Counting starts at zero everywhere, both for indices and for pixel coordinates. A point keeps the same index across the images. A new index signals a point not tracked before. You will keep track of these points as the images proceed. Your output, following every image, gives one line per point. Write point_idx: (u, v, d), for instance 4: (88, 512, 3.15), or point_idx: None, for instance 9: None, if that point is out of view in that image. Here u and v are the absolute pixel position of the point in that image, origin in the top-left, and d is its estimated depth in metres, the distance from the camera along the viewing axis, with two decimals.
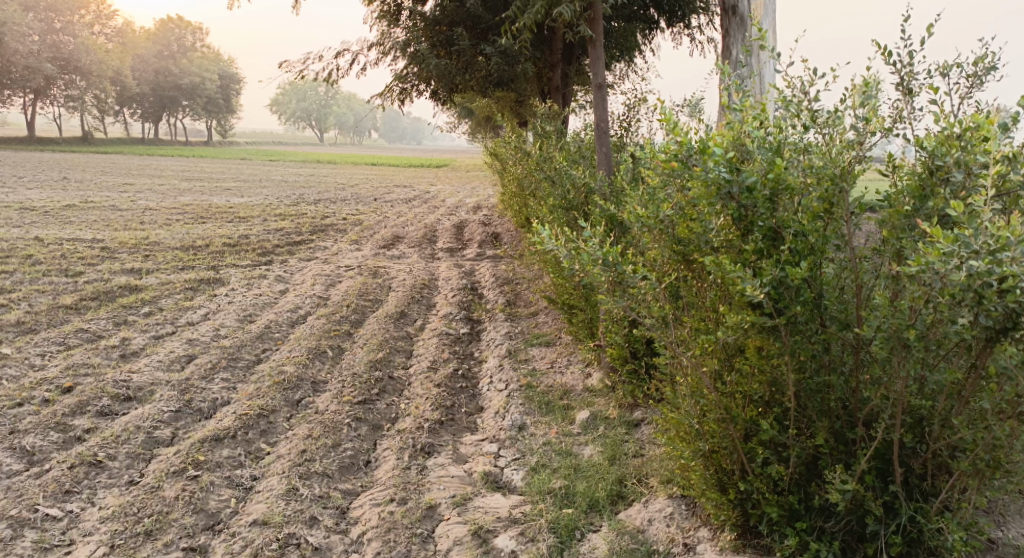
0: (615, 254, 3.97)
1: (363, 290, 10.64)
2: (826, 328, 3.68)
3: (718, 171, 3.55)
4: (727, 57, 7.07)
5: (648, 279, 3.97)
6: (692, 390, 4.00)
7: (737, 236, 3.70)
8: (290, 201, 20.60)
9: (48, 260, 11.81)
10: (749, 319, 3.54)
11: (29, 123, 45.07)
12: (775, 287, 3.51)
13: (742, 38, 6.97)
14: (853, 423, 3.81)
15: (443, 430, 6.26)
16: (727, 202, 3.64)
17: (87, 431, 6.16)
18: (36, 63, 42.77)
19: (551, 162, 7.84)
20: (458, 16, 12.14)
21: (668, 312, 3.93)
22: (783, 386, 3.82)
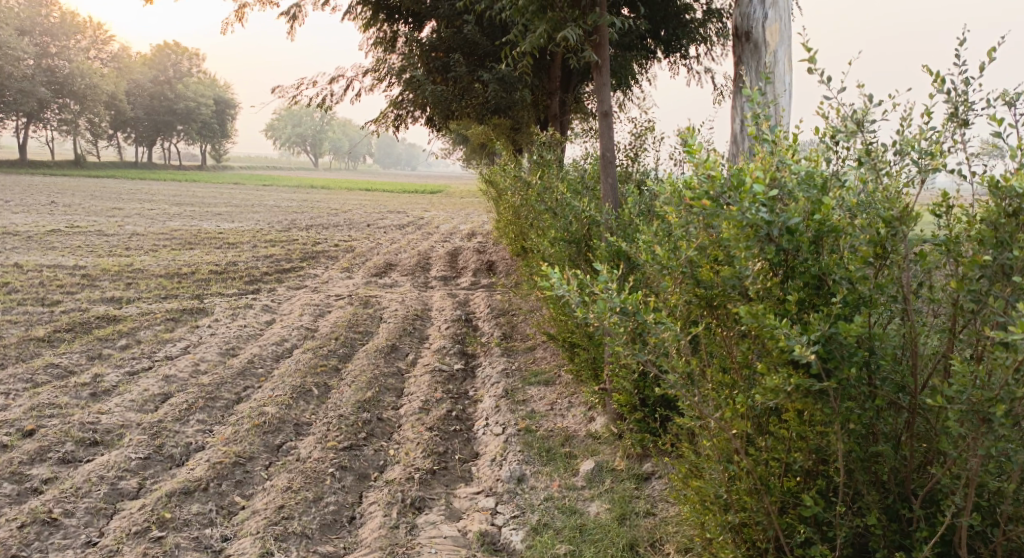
0: (635, 301, 3.53)
1: (352, 321, 10.16)
2: (878, 390, 3.25)
3: (758, 210, 3.15)
4: (740, 84, 6.64)
5: (672, 329, 3.53)
6: (720, 453, 3.56)
7: (775, 283, 3.29)
8: (281, 226, 20.17)
9: (26, 288, 11.33)
10: (793, 382, 3.11)
11: (22, 147, 44.71)
12: (823, 345, 3.08)
13: (756, 66, 6.56)
14: (908, 500, 3.39)
15: (435, 482, 5.78)
16: (766, 246, 3.24)
17: (45, 483, 5.88)
18: (30, 87, 42.64)
19: (552, 192, 7.39)
20: (455, 41, 11.70)
21: (694, 369, 3.49)
22: (826, 453, 3.38)
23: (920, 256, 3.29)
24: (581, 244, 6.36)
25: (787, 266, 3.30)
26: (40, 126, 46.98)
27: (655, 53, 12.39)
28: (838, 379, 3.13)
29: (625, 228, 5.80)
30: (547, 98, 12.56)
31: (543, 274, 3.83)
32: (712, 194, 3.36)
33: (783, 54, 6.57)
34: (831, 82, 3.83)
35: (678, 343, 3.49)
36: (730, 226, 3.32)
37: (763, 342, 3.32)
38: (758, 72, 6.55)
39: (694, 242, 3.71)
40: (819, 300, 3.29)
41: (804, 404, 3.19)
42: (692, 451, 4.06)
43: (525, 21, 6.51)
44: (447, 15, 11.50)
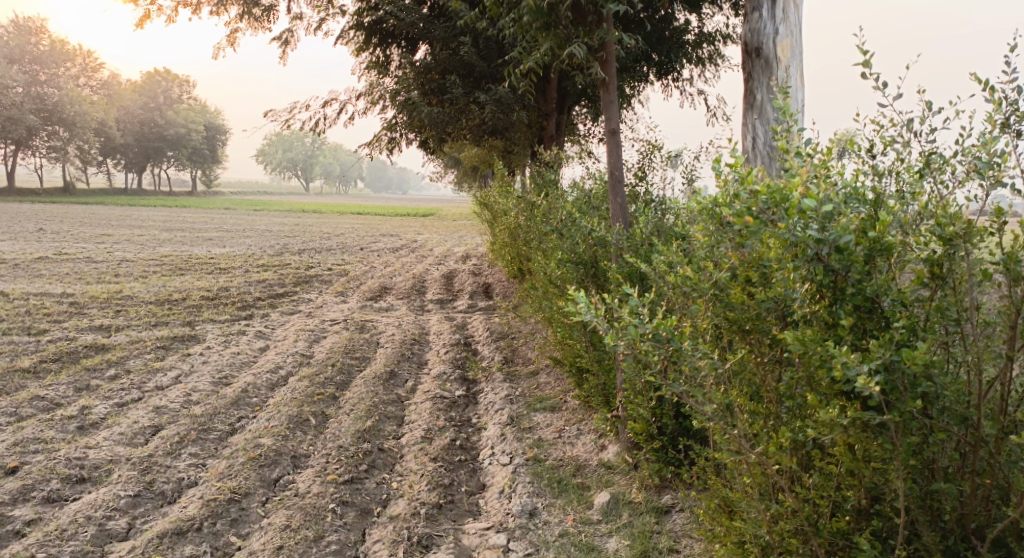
0: (668, 328, 3.42)
1: (349, 347, 9.88)
2: (935, 420, 3.07)
3: (809, 229, 3.11)
4: (751, 101, 6.46)
5: (708, 357, 3.42)
6: (757, 487, 3.48)
7: (823, 307, 3.25)
8: (273, 251, 19.89)
9: (12, 317, 11.03)
10: (852, 416, 3.02)
11: (11, 175, 44.32)
12: (884, 374, 2.96)
13: (766, 83, 6.35)
14: (969, 541, 3.23)
15: (442, 517, 5.51)
16: (815, 265, 3.20)
17: (28, 524, 5.64)
18: (18, 115, 42.44)
19: (558, 212, 7.15)
20: (451, 63, 11.52)
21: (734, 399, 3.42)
22: (881, 490, 3.25)
23: (984, 277, 3.13)
24: (589, 267, 6.16)
25: (836, 287, 3.25)
26: (29, 153, 46.68)
27: (648, 77, 12.21)
28: (898, 410, 3.03)
29: (638, 247, 5.60)
30: (543, 120, 12.37)
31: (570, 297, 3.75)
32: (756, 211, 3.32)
33: (796, 68, 6.38)
34: (886, 87, 3.72)
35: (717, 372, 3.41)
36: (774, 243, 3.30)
37: (812, 372, 3.23)
38: (770, 87, 6.37)
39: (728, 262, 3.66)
40: (872, 324, 3.22)
41: (861, 438, 3.13)
42: (721, 484, 3.95)
43: (529, 38, 6.29)
44: (442, 37, 11.30)
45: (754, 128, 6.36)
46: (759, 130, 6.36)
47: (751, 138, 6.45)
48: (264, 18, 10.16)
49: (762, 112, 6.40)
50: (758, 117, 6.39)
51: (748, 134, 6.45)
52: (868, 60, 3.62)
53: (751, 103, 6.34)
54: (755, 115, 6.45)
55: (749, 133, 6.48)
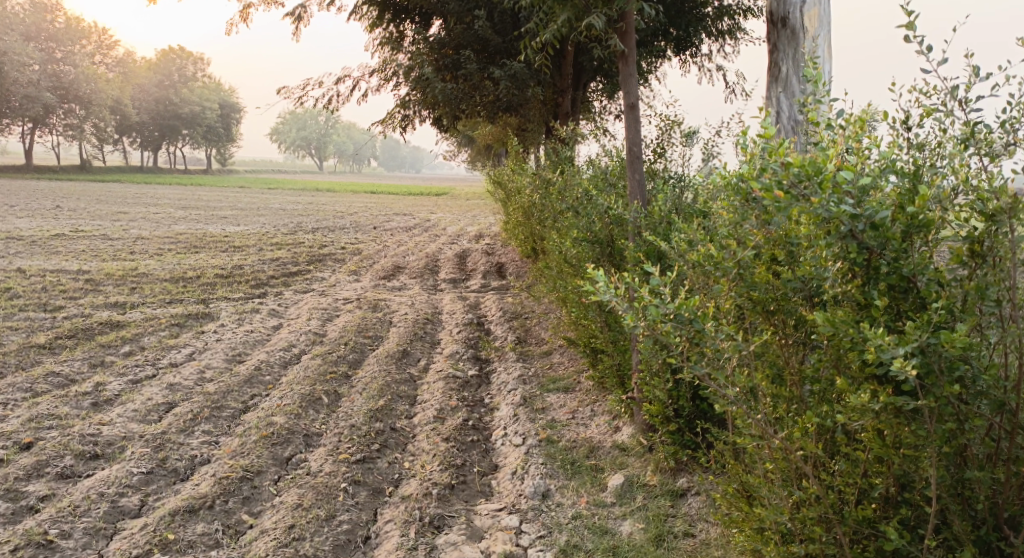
0: (690, 309, 3.32)
1: (362, 325, 9.85)
2: (968, 405, 3.02)
3: (845, 206, 3.03)
4: (776, 73, 6.35)
5: (732, 339, 3.35)
6: (779, 471, 3.45)
7: (856, 286, 3.19)
8: (287, 229, 19.87)
9: (28, 293, 11.04)
10: (884, 401, 2.97)
11: (28, 152, 44.45)
12: (921, 358, 2.90)
13: (792, 54, 6.26)
14: (1001, 531, 3.17)
15: (454, 497, 5.48)
16: (848, 242, 3.13)
17: (41, 501, 5.64)
18: (35, 93, 42.48)
19: (573, 190, 7.05)
20: (465, 38, 11.39)
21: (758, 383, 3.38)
22: (910, 479, 3.21)
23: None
24: (605, 245, 6.07)
25: (869, 267, 3.19)
26: (45, 130, 46.80)
27: (665, 52, 12.05)
28: (934, 395, 2.97)
29: (656, 225, 5.49)
30: (558, 96, 12.25)
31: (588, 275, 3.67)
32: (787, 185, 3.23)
33: (824, 39, 6.24)
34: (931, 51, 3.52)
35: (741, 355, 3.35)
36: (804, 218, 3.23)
37: (844, 356, 3.22)
38: (795, 58, 6.26)
39: (753, 240, 3.60)
40: (907, 305, 3.17)
41: (893, 424, 3.08)
42: (741, 466, 3.92)
43: (545, 10, 6.19)
44: (456, 12, 11.18)
45: (778, 100, 6.22)
46: (783, 103, 6.24)
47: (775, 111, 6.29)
48: None
49: (786, 85, 6.28)
50: (783, 90, 6.28)
51: (772, 107, 6.30)
52: (911, 23, 3.46)
53: (775, 75, 6.22)
54: (779, 88, 6.33)
55: (772, 106, 6.35)
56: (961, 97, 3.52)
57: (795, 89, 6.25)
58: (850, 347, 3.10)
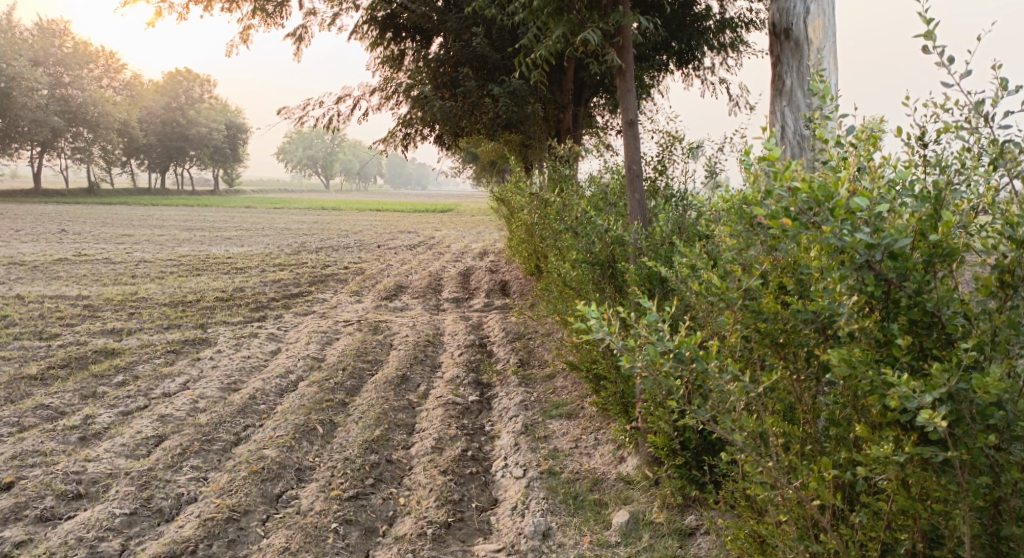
0: (692, 347, 3.12)
1: (361, 349, 9.56)
2: (1004, 455, 2.79)
3: (860, 237, 2.82)
4: (780, 86, 6.08)
5: (738, 380, 3.16)
6: (794, 521, 3.32)
7: (874, 322, 2.99)
8: (291, 249, 19.64)
9: (25, 321, 10.81)
10: (910, 452, 2.81)
11: (37, 176, 44.41)
12: (950, 405, 2.71)
13: (797, 66, 5.99)
14: None
15: (450, 537, 5.23)
16: (864, 274, 2.91)
17: (17, 546, 5.37)
18: (44, 118, 42.44)
19: (571, 210, 6.79)
20: (463, 55, 11.15)
21: (767, 428, 3.19)
22: (940, 533, 3.00)
23: None
24: (605, 266, 5.80)
25: (888, 299, 3.00)
26: (54, 154, 46.86)
27: (668, 65, 11.78)
28: (967, 446, 2.78)
29: (658, 248, 5.22)
30: (559, 112, 12.01)
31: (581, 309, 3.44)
32: (795, 212, 3.01)
33: (829, 49, 5.98)
34: (952, 62, 3.29)
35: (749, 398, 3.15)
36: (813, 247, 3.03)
37: (865, 399, 3.04)
38: (800, 71, 5.99)
39: (759, 268, 3.40)
40: (931, 342, 2.98)
41: (921, 476, 2.89)
42: (750, 504, 3.73)
43: (540, 24, 5.93)
44: (454, 28, 10.94)
45: (783, 115, 5.98)
46: (788, 118, 5.97)
47: (780, 126, 6.07)
48: (276, 13, 9.84)
49: (791, 98, 6.01)
50: (788, 104, 6.01)
51: (776, 122, 6.06)
52: (931, 31, 3.20)
53: (780, 88, 5.95)
54: (783, 102, 6.06)
55: (776, 121, 6.07)
56: (986, 112, 3.26)
57: (800, 103, 5.98)
58: (872, 392, 2.90)
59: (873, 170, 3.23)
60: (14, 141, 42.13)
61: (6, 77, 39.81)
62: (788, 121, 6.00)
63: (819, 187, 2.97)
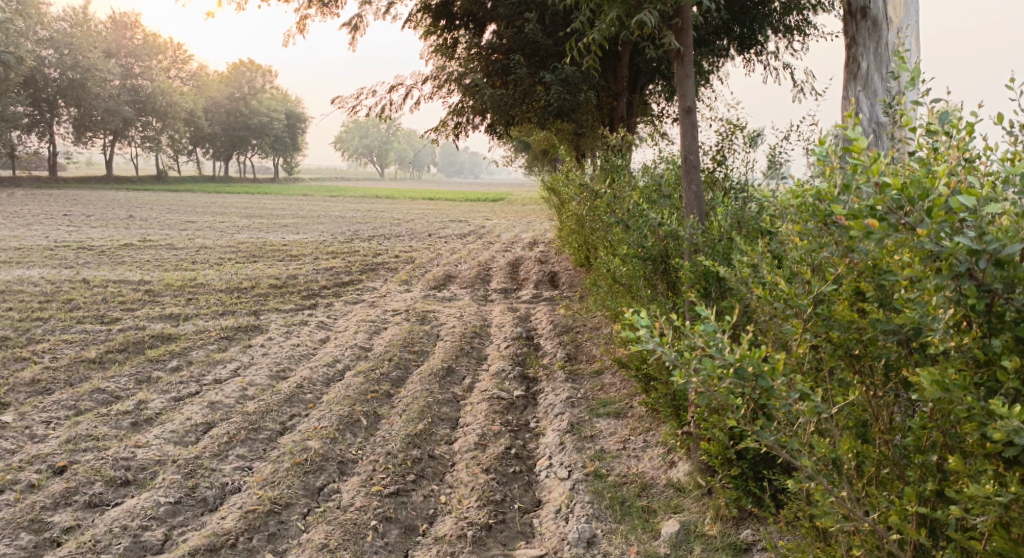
0: (756, 361, 2.97)
1: (409, 340, 9.45)
2: None
3: (962, 241, 2.61)
4: (855, 70, 6.04)
5: (809, 401, 3.00)
6: (868, 553, 3.14)
7: (973, 338, 2.78)
8: (344, 237, 19.69)
9: (87, 305, 10.93)
10: (1015, 491, 2.60)
11: (106, 163, 45.30)
12: None
13: (873, 47, 5.94)
14: None
15: (491, 540, 5.13)
16: (964, 284, 2.69)
17: (64, 532, 5.35)
18: (115, 106, 43.17)
19: (623, 202, 6.57)
20: (517, 42, 10.97)
21: (838, 455, 3.05)
22: None
23: None
24: (658, 261, 5.58)
25: (990, 314, 2.77)
26: (126, 143, 47.81)
27: (727, 50, 11.46)
28: None
29: (715, 244, 4.96)
30: (614, 100, 11.75)
31: (631, 319, 3.37)
32: (883, 211, 2.80)
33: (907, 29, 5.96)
34: None
35: (819, 419, 3.02)
36: (903, 250, 2.83)
37: (960, 427, 2.83)
38: (877, 53, 5.95)
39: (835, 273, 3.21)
40: None
41: None
42: (811, 523, 3.61)
43: (593, 7, 5.71)
44: (506, 14, 10.83)
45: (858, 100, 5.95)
46: (863, 104, 5.93)
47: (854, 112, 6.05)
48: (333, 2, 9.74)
49: (867, 83, 5.97)
50: (863, 89, 5.97)
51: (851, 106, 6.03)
52: None
53: (856, 73, 5.91)
54: (858, 86, 6.03)
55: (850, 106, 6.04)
56: None
57: (876, 88, 5.94)
58: (971, 421, 2.70)
59: (972, 161, 3.00)
60: (87, 130, 43.12)
61: (79, 66, 40.61)
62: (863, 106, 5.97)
63: (910, 182, 2.76)
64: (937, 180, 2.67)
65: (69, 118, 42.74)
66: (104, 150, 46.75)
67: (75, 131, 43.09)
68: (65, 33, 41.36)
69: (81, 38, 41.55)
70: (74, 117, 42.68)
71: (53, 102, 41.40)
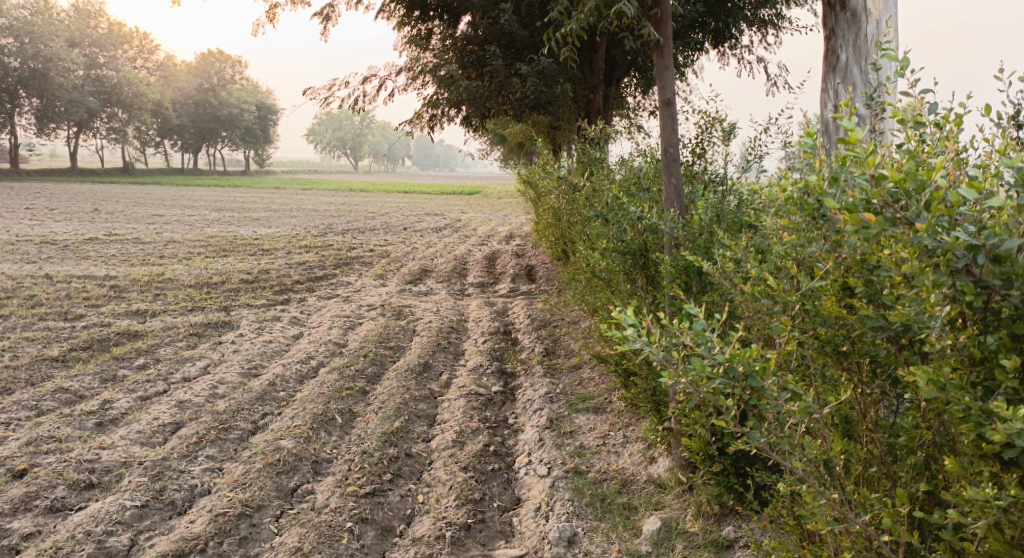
0: (747, 361, 2.92)
1: (384, 335, 9.32)
2: None
3: (961, 236, 2.55)
4: (834, 61, 6.02)
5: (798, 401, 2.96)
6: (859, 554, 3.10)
7: (969, 336, 2.73)
8: (317, 231, 19.48)
9: (51, 301, 10.69)
10: (1013, 494, 2.55)
11: (73, 155, 44.59)
12: None
13: (852, 38, 5.92)
14: None
15: (469, 540, 5.03)
16: (962, 280, 2.63)
17: (25, 539, 5.19)
18: (81, 98, 42.51)
19: (603, 194, 6.48)
20: (492, 33, 10.83)
21: (830, 456, 3.02)
22: None
23: None
24: (638, 256, 5.51)
25: (987, 311, 2.71)
26: (91, 135, 47.07)
27: (703, 43, 11.41)
28: None
29: (695, 237, 4.88)
30: (590, 92, 11.66)
31: (617, 318, 3.29)
32: (879, 205, 2.74)
33: (885, 21, 5.94)
34: None
35: (809, 420, 2.98)
36: (899, 245, 2.77)
37: (956, 428, 2.79)
38: (856, 45, 5.91)
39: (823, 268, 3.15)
40: None
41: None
42: (796, 521, 3.58)
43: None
44: (481, 5, 10.58)
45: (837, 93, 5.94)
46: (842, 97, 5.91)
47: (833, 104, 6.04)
48: None
49: (846, 75, 5.94)
50: (842, 81, 5.95)
51: (829, 99, 6.03)
52: None
53: (836, 65, 5.88)
54: (837, 78, 6.01)
55: (829, 98, 6.02)
56: None
57: (855, 80, 5.92)
58: (968, 424, 2.65)
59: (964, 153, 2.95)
60: (51, 122, 42.38)
61: (43, 56, 39.93)
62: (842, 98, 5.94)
63: (906, 175, 2.70)
64: (935, 173, 2.61)
65: (31, 109, 41.98)
66: (70, 142, 46.05)
67: (39, 122, 42.34)
68: (27, 22, 40.61)
69: (44, 27, 40.82)
70: (37, 108, 41.93)
71: (15, 92, 40.65)
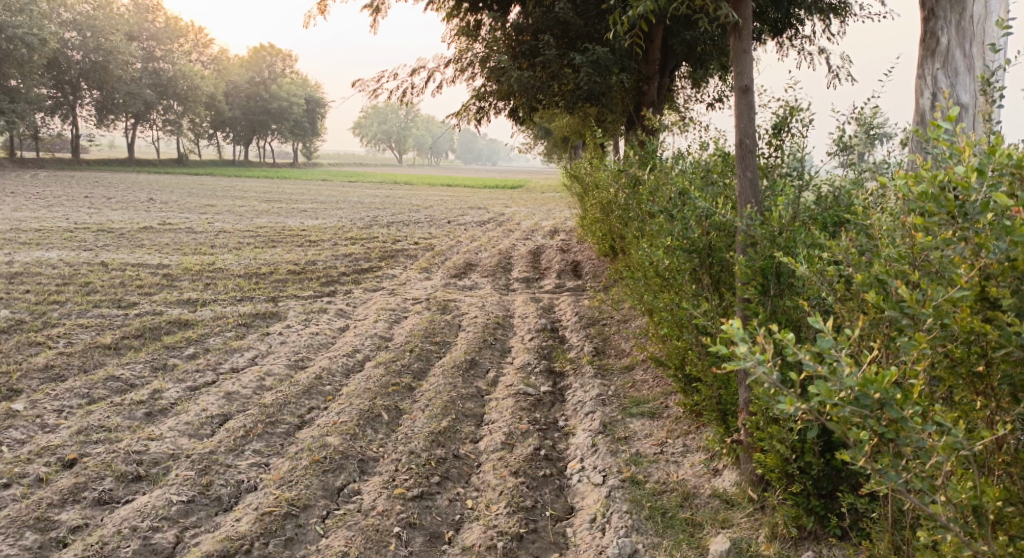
0: (883, 389, 2.86)
1: (430, 330, 9.10)
2: None
3: None
4: (933, 45, 5.76)
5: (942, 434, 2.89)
6: None
7: None
8: (363, 223, 19.37)
9: (104, 288, 10.67)
10: None
11: (132, 147, 45.04)
12: None
13: (955, 20, 5.66)
14: None
15: (522, 551, 4.80)
16: None
17: (72, 532, 5.07)
18: (137, 89, 43.08)
19: (667, 188, 6.20)
20: (546, 22, 10.55)
21: (981, 502, 2.94)
22: None
23: None
24: (704, 254, 5.28)
25: None
26: (146, 126, 47.58)
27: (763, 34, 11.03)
28: None
29: (774, 236, 4.62)
30: (644, 84, 11.36)
31: (724, 333, 3.18)
32: None
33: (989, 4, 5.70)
34: None
35: (954, 456, 2.89)
36: None
37: None
38: (959, 26, 5.68)
39: (965, 279, 3.02)
40: None
41: None
42: (896, 554, 3.61)
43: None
44: None
45: (938, 80, 5.70)
46: (942, 83, 5.69)
47: (932, 91, 5.81)
48: None
49: (947, 60, 5.70)
50: (942, 67, 5.70)
51: (928, 87, 5.79)
52: None
53: (936, 51, 5.64)
54: (936, 63, 5.76)
55: (927, 84, 5.80)
56: None
57: (957, 65, 5.69)
58: None
59: None
60: (109, 113, 42.97)
61: (103, 49, 40.51)
62: (942, 83, 5.73)
63: None
64: None
65: (92, 100, 42.54)
66: (127, 133, 46.57)
67: (98, 114, 42.88)
68: (88, 15, 41.12)
69: (104, 19, 41.43)
70: (96, 100, 42.53)
71: (76, 84, 41.09)
